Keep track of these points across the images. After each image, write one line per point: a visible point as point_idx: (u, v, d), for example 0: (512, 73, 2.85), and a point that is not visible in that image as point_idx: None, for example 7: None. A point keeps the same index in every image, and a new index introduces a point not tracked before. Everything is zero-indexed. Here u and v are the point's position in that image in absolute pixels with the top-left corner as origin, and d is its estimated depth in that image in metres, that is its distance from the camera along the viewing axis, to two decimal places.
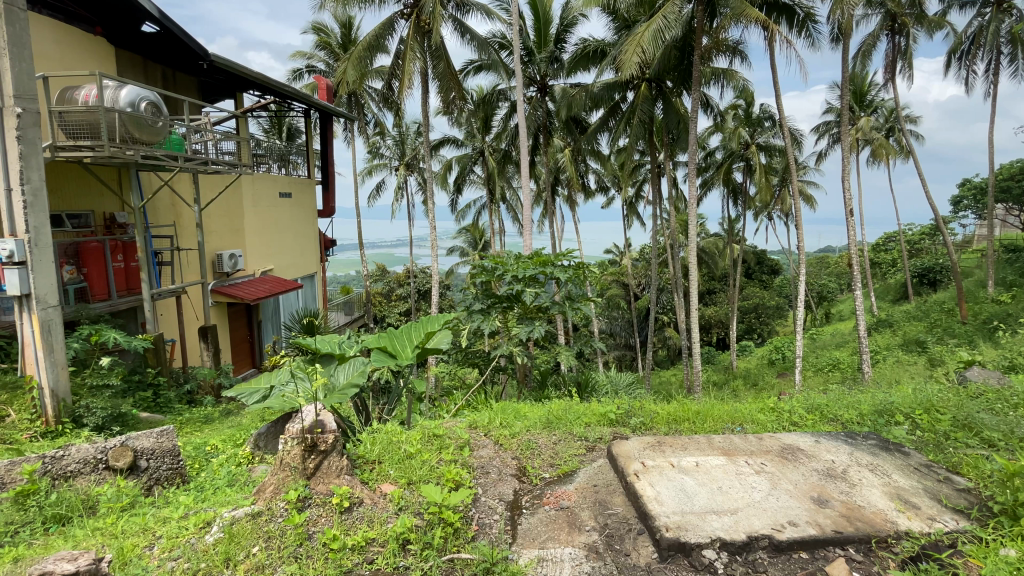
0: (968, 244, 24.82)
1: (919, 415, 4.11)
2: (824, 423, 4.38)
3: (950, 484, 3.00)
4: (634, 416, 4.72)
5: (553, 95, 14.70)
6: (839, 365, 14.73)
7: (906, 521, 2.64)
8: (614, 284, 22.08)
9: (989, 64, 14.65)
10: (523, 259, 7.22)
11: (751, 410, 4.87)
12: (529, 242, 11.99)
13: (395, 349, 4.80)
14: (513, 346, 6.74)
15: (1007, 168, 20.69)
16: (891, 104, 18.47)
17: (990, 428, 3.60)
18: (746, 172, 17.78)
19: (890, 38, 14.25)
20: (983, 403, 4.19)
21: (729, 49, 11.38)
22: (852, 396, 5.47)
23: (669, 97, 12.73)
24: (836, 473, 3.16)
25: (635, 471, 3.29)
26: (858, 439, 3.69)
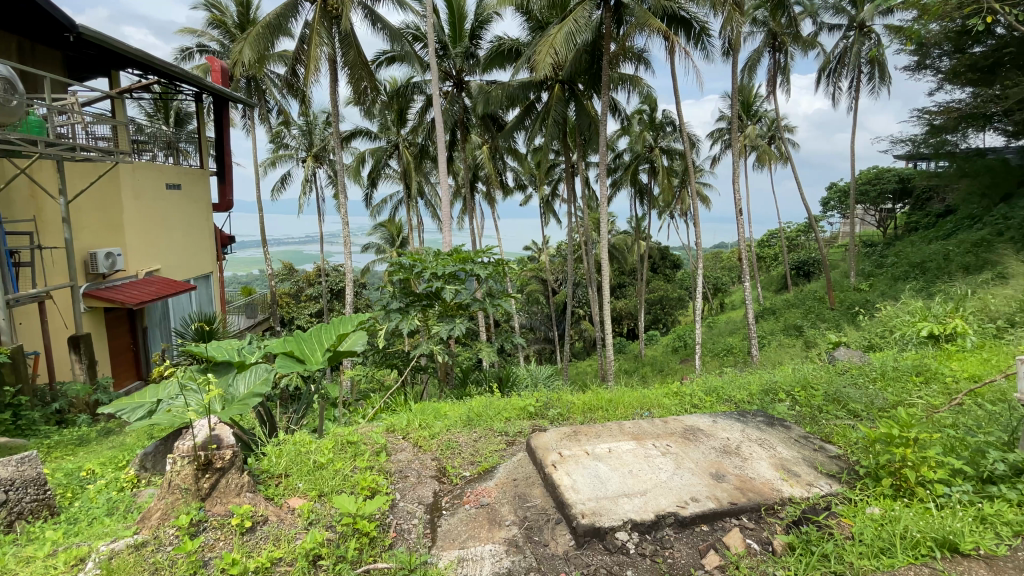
0: (834, 240, 28.42)
1: (799, 392, 4.62)
2: (720, 403, 4.79)
3: (824, 452, 3.39)
4: (552, 408, 4.85)
5: (469, 91, 14.62)
6: (732, 350, 16.24)
7: (789, 488, 2.93)
8: (534, 279, 22.58)
9: (851, 81, 16.77)
10: (442, 255, 7.08)
11: (658, 395, 5.23)
12: (448, 238, 11.77)
13: (303, 354, 4.50)
14: (433, 345, 6.62)
15: (866, 173, 24.31)
16: (772, 115, 20.64)
17: (855, 400, 4.14)
18: (651, 174, 19.02)
19: (772, 55, 15.85)
20: (849, 378, 4.81)
21: (635, 56, 12.03)
22: (743, 378, 6.01)
23: (581, 99, 13.20)
24: (731, 449, 3.45)
25: (553, 462, 3.38)
26: (749, 416, 4.08)
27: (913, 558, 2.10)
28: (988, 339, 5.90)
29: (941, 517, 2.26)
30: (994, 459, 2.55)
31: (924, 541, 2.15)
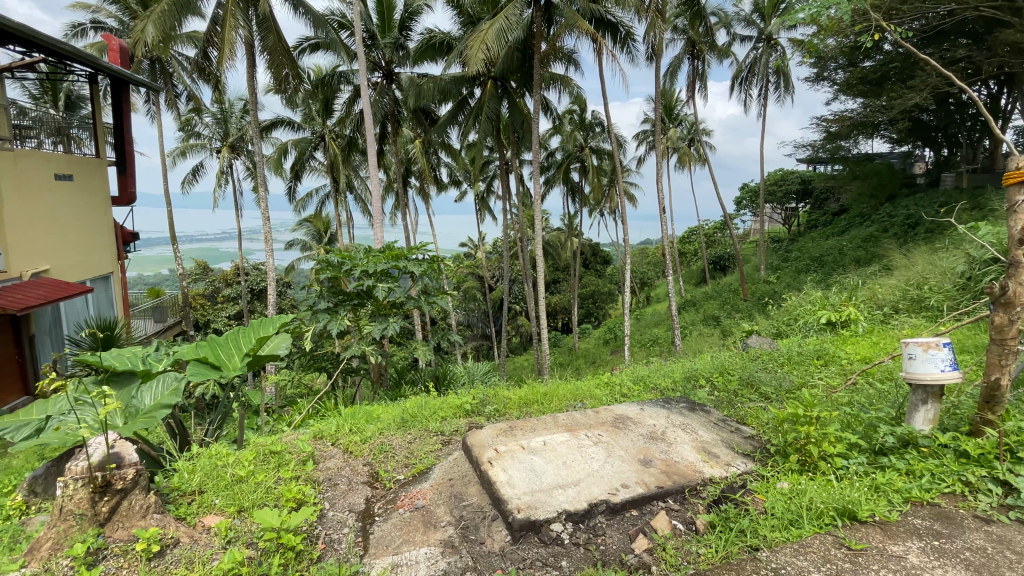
0: (747, 236, 30.76)
1: (716, 377, 4.95)
2: (648, 391, 5.03)
3: (740, 433, 3.64)
4: (488, 404, 4.84)
5: (399, 83, 14.22)
6: (658, 340, 17.12)
7: (709, 469, 3.11)
8: (470, 276, 22.48)
9: (761, 90, 18.14)
10: (373, 252, 6.83)
11: (590, 387, 5.39)
12: (380, 235, 11.42)
13: (218, 360, 4.15)
14: (365, 346, 6.38)
15: (774, 175, 26.50)
16: (692, 119, 21.91)
17: (765, 384, 4.49)
18: (582, 172, 19.56)
19: (691, 62, 16.82)
20: (761, 364, 5.20)
21: (565, 56, 12.26)
22: (668, 367, 6.35)
23: (513, 97, 13.27)
24: (658, 435, 3.62)
25: (489, 459, 3.37)
26: (673, 403, 4.30)
27: (817, 527, 2.24)
28: (875, 325, 6.63)
29: (839, 487, 2.48)
30: (883, 432, 2.83)
31: (827, 511, 2.31)
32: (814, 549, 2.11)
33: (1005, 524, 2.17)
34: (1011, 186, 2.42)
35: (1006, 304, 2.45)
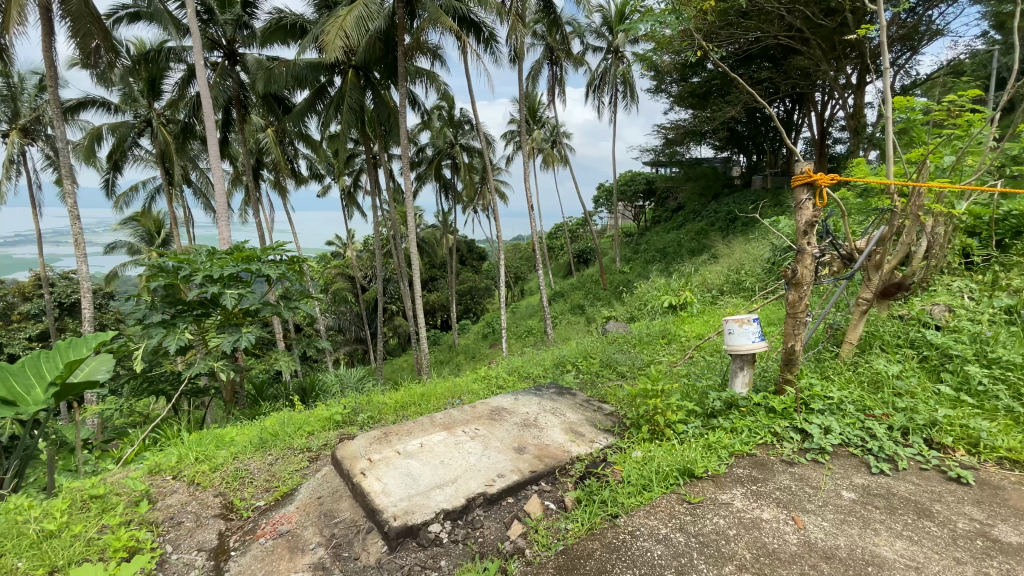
0: (605, 231, 33.69)
1: (581, 362, 5.35)
2: (520, 380, 5.25)
3: (601, 411, 3.98)
4: (361, 413, 4.61)
5: (245, 65, 12.75)
6: (532, 331, 17.96)
7: (576, 447, 3.33)
8: (339, 277, 21.19)
9: (612, 97, 19.89)
10: (220, 254, 6.04)
11: (466, 383, 5.45)
12: (228, 235, 10.16)
13: (12, 395, 3.32)
14: (213, 361, 5.63)
15: (625, 175, 29.37)
16: (554, 121, 23.24)
17: (622, 364, 4.97)
18: (453, 169, 19.62)
19: (550, 67, 17.83)
20: (618, 346, 5.74)
21: (430, 51, 12.14)
22: (538, 356, 6.70)
23: (378, 89, 12.77)
24: (531, 422, 3.77)
25: (361, 470, 3.21)
26: (544, 389, 4.54)
27: (666, 488, 2.52)
28: (705, 305, 7.74)
29: (681, 450, 2.83)
30: (713, 397, 3.30)
31: (672, 472, 2.61)
32: (663, 507, 2.37)
33: (803, 464, 2.66)
34: (799, 186, 2.94)
35: (795, 283, 3.03)
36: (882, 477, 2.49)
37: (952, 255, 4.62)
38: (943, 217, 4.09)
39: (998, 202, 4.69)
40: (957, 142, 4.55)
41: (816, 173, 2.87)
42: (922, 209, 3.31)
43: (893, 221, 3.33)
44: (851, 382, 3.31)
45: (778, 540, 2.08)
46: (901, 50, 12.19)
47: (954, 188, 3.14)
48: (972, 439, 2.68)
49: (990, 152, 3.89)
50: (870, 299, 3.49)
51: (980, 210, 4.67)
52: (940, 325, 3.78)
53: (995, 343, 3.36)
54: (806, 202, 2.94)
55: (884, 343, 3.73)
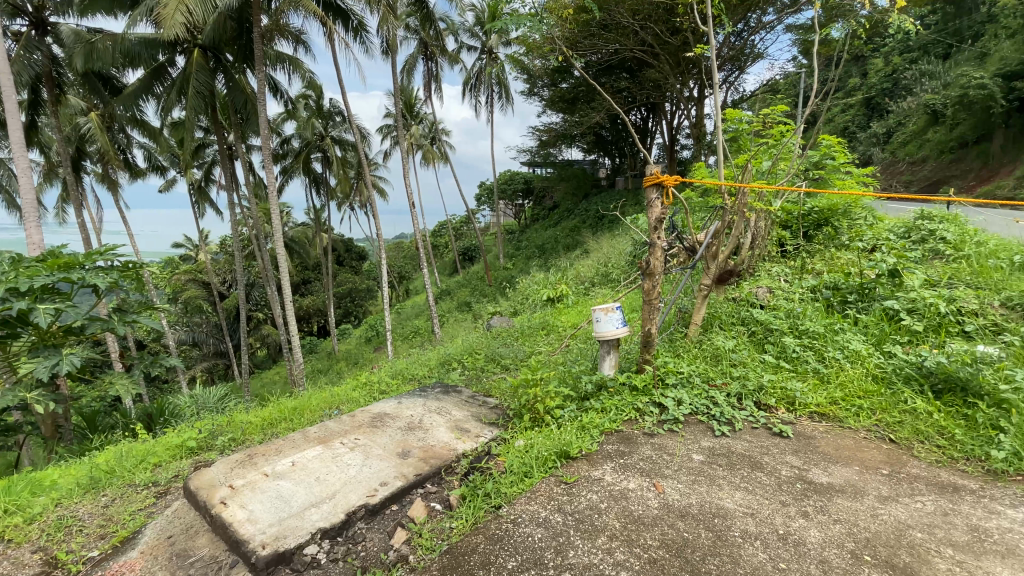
0: (487, 228, 34.30)
1: (465, 359, 5.37)
2: (404, 383, 5.10)
3: (486, 405, 4.03)
4: (222, 435, 4.12)
5: (55, 35, 10.57)
6: (419, 331, 17.62)
7: (462, 444, 3.31)
8: (193, 284, 18.72)
9: (488, 97, 20.27)
10: (26, 262, 4.94)
11: (346, 391, 5.15)
12: (38, 239, 8.35)
13: None
14: (25, 392, 4.60)
15: (504, 174, 30.14)
16: (431, 117, 23.00)
17: (505, 357, 5.09)
18: (324, 163, 18.40)
19: (425, 62, 17.59)
20: (501, 341, 5.87)
21: (292, 36, 11.22)
22: (423, 356, 6.60)
23: (231, 73, 11.47)
24: (415, 425, 3.68)
25: (222, 498, 2.86)
26: (428, 390, 4.46)
27: (545, 472, 2.64)
28: (580, 296, 8.27)
29: (558, 434, 2.98)
30: (585, 381, 3.53)
31: (550, 457, 2.73)
32: (542, 492, 2.48)
33: (662, 434, 2.97)
34: (650, 186, 3.25)
35: (649, 273, 3.36)
36: (724, 438, 2.88)
37: (771, 245, 5.50)
38: (763, 213, 4.84)
39: (802, 200, 5.69)
40: (773, 150, 5.41)
41: (664, 174, 3.21)
42: (747, 206, 3.88)
43: (725, 217, 3.86)
44: (698, 358, 3.77)
45: (642, 506, 2.28)
46: (730, 70, 14.17)
47: (768, 189, 3.73)
48: (789, 398, 3.21)
49: (794, 159, 4.68)
50: (710, 285, 4.01)
51: (790, 207, 5.63)
52: (764, 304, 4.48)
53: (802, 317, 4.07)
54: (656, 200, 3.28)
55: (722, 322, 4.31)
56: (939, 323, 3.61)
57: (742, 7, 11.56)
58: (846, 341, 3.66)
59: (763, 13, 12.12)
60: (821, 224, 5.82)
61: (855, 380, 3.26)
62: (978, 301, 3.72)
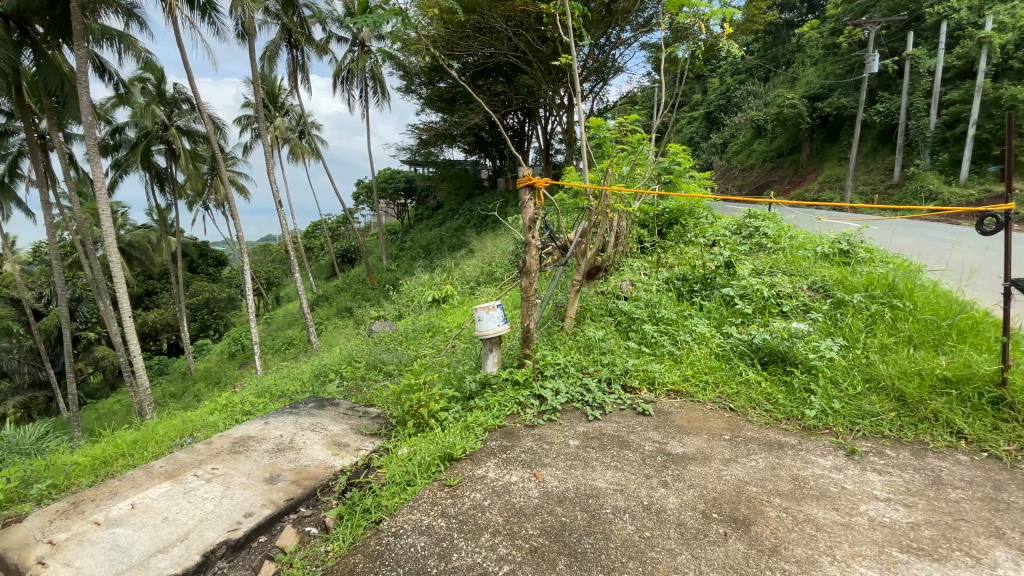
0: (367, 229, 32.86)
1: (343, 368, 5.07)
2: (273, 401, 4.67)
3: (366, 416, 3.84)
4: (35, 484, 3.39)
5: None
6: (293, 341, 16.27)
7: (340, 460, 3.10)
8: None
9: (361, 91, 19.39)
10: None
11: (203, 416, 4.55)
12: None
13: None
14: None
15: (382, 172, 29.09)
16: (299, 110, 21.39)
17: (387, 364, 4.92)
18: (170, 157, 16.11)
19: (289, 50, 16.31)
20: (383, 346, 5.65)
21: (122, 9, 9.66)
22: (296, 369, 6.10)
23: (41, 47, 9.51)
24: (286, 445, 3.37)
25: (37, 560, 2.35)
26: (301, 406, 4.12)
27: (428, 478, 2.59)
28: (464, 296, 8.29)
29: (441, 436, 2.95)
30: (469, 380, 3.54)
31: (433, 461, 2.68)
32: (426, 498, 2.43)
33: (541, 425, 3.09)
34: (522, 187, 3.34)
35: (526, 271, 3.47)
36: (596, 422, 3.08)
37: (633, 241, 6.03)
38: (624, 213, 5.29)
39: (657, 201, 6.33)
40: (631, 155, 5.94)
41: (535, 176, 3.32)
42: (609, 207, 4.21)
43: (591, 217, 4.16)
44: (572, 348, 4.00)
45: (524, 497, 2.35)
46: (595, 81, 15.25)
47: (628, 192, 4.08)
48: (650, 378, 3.55)
49: (648, 164, 5.18)
50: (582, 280, 4.28)
51: (647, 208, 6.23)
52: (628, 296, 4.90)
53: (659, 306, 4.54)
54: (528, 201, 3.39)
55: (592, 314, 4.62)
56: (764, 305, 4.27)
57: (604, 23, 12.51)
58: (694, 325, 4.16)
59: (621, 30, 13.23)
60: (673, 223, 6.53)
61: (702, 359, 3.72)
62: (791, 285, 4.47)
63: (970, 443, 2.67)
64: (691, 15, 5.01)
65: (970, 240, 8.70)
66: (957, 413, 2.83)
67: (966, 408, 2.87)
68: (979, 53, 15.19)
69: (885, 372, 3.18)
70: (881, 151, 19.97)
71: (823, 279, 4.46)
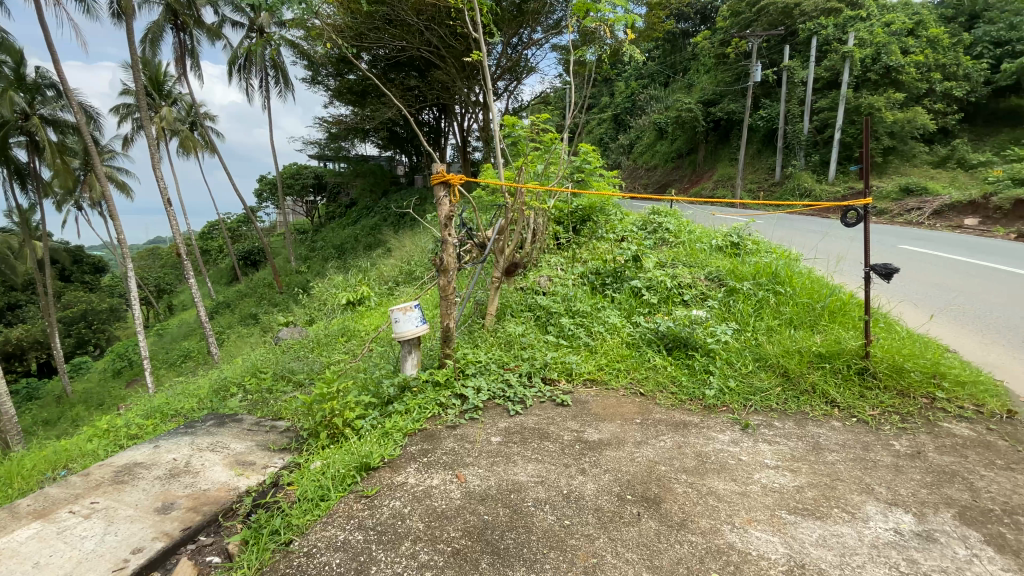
0: (273, 229, 30.73)
1: (247, 381, 4.69)
2: (165, 422, 4.21)
3: (274, 430, 3.58)
4: None
5: None
6: (191, 353, 14.80)
7: (245, 480, 2.85)
8: None
9: (261, 81, 18.06)
10: None
11: (79, 445, 3.99)
12: None
13: None
14: None
15: (288, 168, 27.31)
16: (189, 99, 19.47)
17: (297, 373, 4.63)
18: (32, 151, 13.95)
19: (176, 34, 14.88)
20: (292, 355, 5.29)
21: None
22: (192, 385, 5.54)
23: None
24: (180, 470, 3.03)
25: None
26: (197, 425, 3.74)
27: (343, 491, 2.46)
28: (382, 297, 8.02)
29: (357, 446, 2.82)
30: (387, 385, 3.42)
31: (348, 473, 2.56)
32: (341, 512, 2.31)
33: (463, 425, 3.06)
34: (437, 184, 3.27)
35: (443, 270, 3.42)
36: (517, 417, 3.12)
37: (548, 238, 6.17)
38: (540, 210, 5.40)
39: (571, 199, 6.53)
40: (545, 154, 6.06)
41: (449, 173, 3.27)
42: (525, 204, 4.26)
43: (508, 214, 4.18)
44: (493, 345, 4.01)
45: (445, 500, 2.32)
46: (509, 80, 15.40)
47: (542, 189, 4.16)
48: (567, 370, 3.66)
49: (561, 163, 5.32)
50: (501, 277, 4.30)
51: (561, 205, 6.41)
52: (545, 291, 5.01)
53: (574, 299, 4.69)
54: (443, 198, 3.33)
55: (513, 310, 4.67)
56: (668, 295, 4.57)
57: (516, 22, 12.71)
58: (607, 316, 4.36)
59: (533, 30, 13.50)
60: (585, 219, 6.77)
61: (614, 347, 3.90)
62: (690, 276, 4.82)
63: (842, 411, 3.03)
64: (597, 19, 5.20)
65: (837, 232, 9.93)
66: (831, 383, 3.21)
67: (838, 378, 3.26)
68: (842, 65, 17.32)
69: (771, 351, 3.53)
70: (766, 152, 22.19)
71: (718, 269, 4.85)
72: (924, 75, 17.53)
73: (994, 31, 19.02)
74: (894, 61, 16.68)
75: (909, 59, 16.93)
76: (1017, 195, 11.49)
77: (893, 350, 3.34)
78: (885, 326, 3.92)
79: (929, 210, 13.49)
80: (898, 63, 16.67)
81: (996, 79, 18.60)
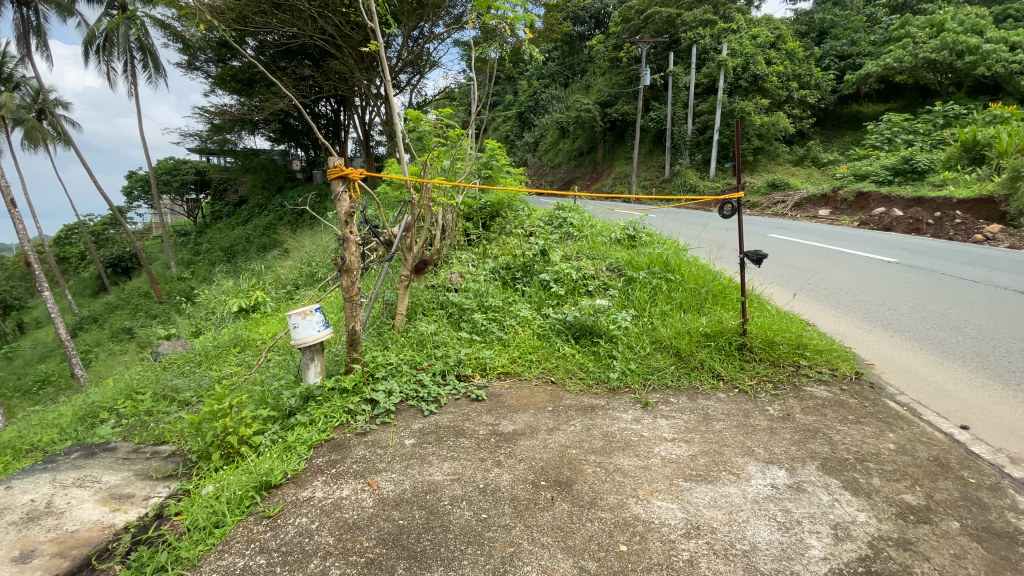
0: (148, 232, 27.30)
1: (121, 404, 4.13)
2: (15, 461, 3.56)
3: (157, 457, 3.19)
4: None
5: None
6: (49, 378, 12.74)
7: (123, 516, 2.50)
8: None
9: (126, 65, 16.00)
10: None
11: None
12: None
13: None
14: None
15: (163, 163, 24.44)
16: (33, 83, 16.76)
17: (183, 391, 4.17)
18: None
19: (16, 8, 13.05)
20: (175, 371, 4.75)
21: None
22: (48, 415, 4.76)
23: None
24: (39, 512, 2.57)
25: None
26: (58, 459, 3.21)
27: (239, 515, 2.26)
28: (280, 302, 7.47)
29: (254, 464, 2.60)
30: (287, 397, 3.19)
31: (245, 494, 2.35)
32: (238, 538, 2.12)
33: (374, 430, 2.95)
34: (334, 179, 3.10)
35: (346, 270, 3.26)
36: (431, 417, 3.08)
37: (458, 235, 6.13)
38: (447, 206, 5.36)
39: (478, 196, 6.53)
40: (450, 151, 6.01)
41: (347, 167, 3.11)
42: (430, 200, 4.18)
43: (414, 211, 4.08)
44: (404, 346, 3.91)
45: (357, 510, 2.22)
46: (411, 73, 15.05)
47: (448, 184, 4.10)
48: (481, 365, 3.68)
49: (467, 159, 5.29)
50: (410, 275, 4.20)
51: (470, 202, 6.40)
52: (457, 287, 4.97)
53: (485, 295, 4.72)
54: (342, 194, 3.16)
55: (424, 308, 4.59)
56: (574, 287, 4.76)
57: (416, 14, 12.46)
58: (517, 310, 4.44)
59: (434, 24, 13.33)
60: (493, 215, 6.83)
61: (526, 340, 3.99)
62: (593, 268, 5.07)
63: (726, 383, 3.37)
64: (497, 17, 5.23)
65: (717, 223, 11.01)
66: (716, 359, 3.56)
67: (722, 354, 3.62)
68: (718, 73, 19.15)
69: (665, 333, 3.82)
70: (657, 151, 23.96)
71: (617, 261, 5.15)
72: (784, 84, 19.98)
73: (839, 46, 22.30)
74: (760, 70, 18.80)
75: (771, 68, 19.16)
76: (857, 189, 13.55)
77: (765, 327, 3.77)
78: (759, 306, 4.42)
79: (791, 203, 15.44)
80: (763, 73, 18.83)
81: (840, 89, 21.72)
